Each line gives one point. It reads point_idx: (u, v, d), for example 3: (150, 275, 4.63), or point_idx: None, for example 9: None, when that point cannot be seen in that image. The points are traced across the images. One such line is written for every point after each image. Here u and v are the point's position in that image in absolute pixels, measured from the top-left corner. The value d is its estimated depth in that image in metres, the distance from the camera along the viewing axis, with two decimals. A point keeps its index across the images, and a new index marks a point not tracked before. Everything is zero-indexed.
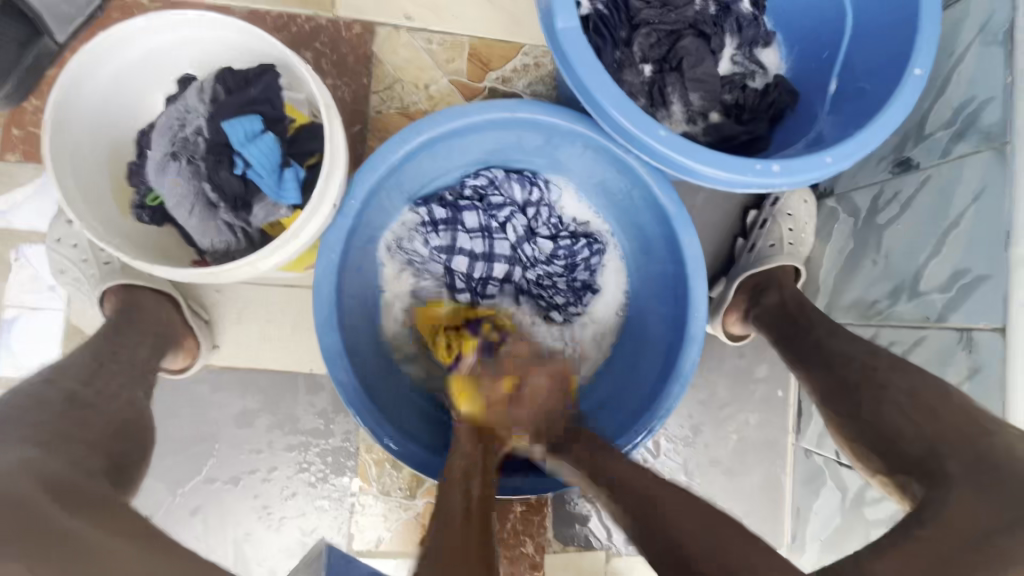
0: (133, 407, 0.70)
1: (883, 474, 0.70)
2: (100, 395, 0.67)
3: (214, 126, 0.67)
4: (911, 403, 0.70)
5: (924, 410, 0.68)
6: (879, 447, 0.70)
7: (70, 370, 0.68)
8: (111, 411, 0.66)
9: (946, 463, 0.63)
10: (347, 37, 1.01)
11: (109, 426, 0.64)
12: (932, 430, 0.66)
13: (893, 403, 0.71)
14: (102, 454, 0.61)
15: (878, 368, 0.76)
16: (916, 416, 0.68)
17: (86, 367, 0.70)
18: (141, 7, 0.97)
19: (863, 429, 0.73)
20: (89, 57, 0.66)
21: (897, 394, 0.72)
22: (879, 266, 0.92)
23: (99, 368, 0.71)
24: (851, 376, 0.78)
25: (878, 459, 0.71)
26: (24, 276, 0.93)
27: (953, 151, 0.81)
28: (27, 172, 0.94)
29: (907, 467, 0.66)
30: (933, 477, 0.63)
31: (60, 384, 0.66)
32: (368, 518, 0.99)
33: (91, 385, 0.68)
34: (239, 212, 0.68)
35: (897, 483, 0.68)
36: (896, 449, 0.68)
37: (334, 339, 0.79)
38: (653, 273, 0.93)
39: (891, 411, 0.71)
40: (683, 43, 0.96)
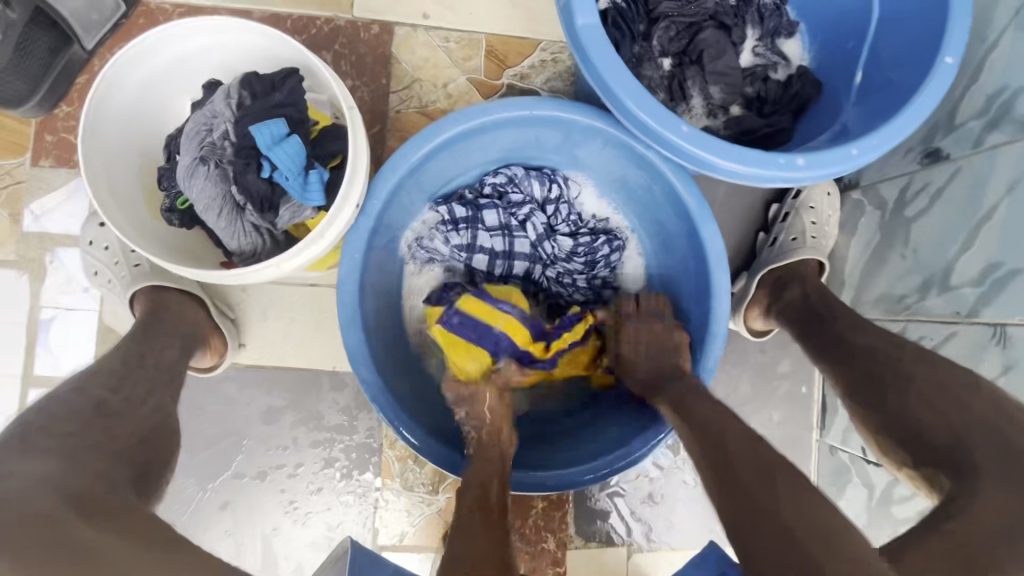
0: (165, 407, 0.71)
1: (909, 466, 0.68)
2: (128, 403, 0.66)
3: (242, 130, 0.68)
4: (936, 393, 0.68)
5: (953, 400, 0.67)
6: (906, 437, 0.68)
7: (100, 371, 0.69)
8: (138, 418, 0.65)
9: (975, 453, 0.62)
10: (366, 38, 1.02)
11: (133, 435, 0.62)
12: (960, 423, 0.64)
13: (918, 393, 0.70)
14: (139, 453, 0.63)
15: (904, 360, 0.74)
16: (941, 407, 0.67)
17: (113, 375, 0.68)
18: (165, 13, 1.00)
19: (886, 421, 0.71)
20: (118, 66, 0.68)
21: (921, 386, 0.70)
22: (907, 260, 0.90)
23: (129, 371, 0.71)
24: (876, 367, 0.76)
25: (904, 450, 0.68)
26: (59, 278, 0.96)
27: (985, 141, 0.78)
28: (60, 178, 0.97)
29: (935, 460, 0.65)
30: (961, 470, 0.62)
31: (89, 390, 0.65)
32: (392, 513, 1.00)
33: (119, 393, 0.66)
34: (266, 215, 0.69)
35: (924, 476, 0.66)
36: (922, 440, 0.67)
37: (359, 336, 0.80)
38: (676, 269, 0.92)
39: (914, 404, 0.69)
40: (703, 36, 0.95)
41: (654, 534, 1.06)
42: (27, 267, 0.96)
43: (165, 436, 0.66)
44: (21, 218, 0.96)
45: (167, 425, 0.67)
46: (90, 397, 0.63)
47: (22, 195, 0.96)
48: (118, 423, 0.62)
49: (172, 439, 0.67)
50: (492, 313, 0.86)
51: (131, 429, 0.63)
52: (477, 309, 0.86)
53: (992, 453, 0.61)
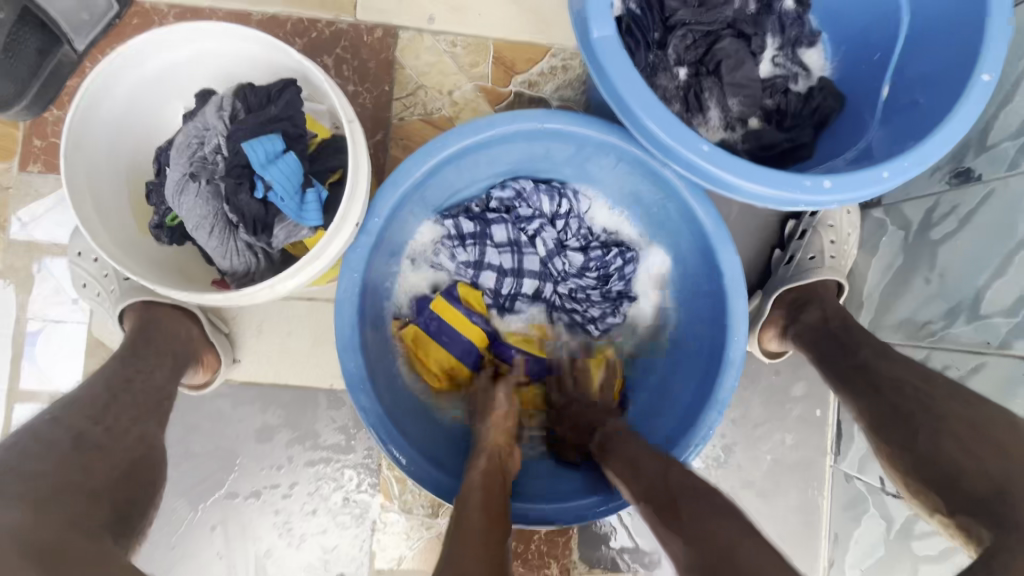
0: None
1: (942, 513, 0.64)
2: (109, 434, 0.60)
3: (233, 146, 0.63)
4: (969, 432, 0.65)
5: (991, 445, 0.62)
6: (938, 483, 0.64)
7: (82, 400, 0.64)
8: (118, 452, 0.59)
9: (1017, 509, 0.57)
10: (369, 41, 0.98)
11: (115, 471, 0.57)
12: (998, 469, 0.61)
13: (951, 433, 0.66)
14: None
15: (934, 396, 0.71)
16: (978, 451, 0.63)
17: (95, 402, 0.63)
18: (160, 13, 0.96)
19: (914, 461, 0.68)
20: (105, 75, 0.64)
21: (955, 426, 0.66)
22: (931, 284, 0.86)
23: (112, 402, 0.65)
24: (904, 403, 0.72)
25: (937, 496, 0.64)
26: (47, 288, 0.92)
27: (1021, 163, 0.74)
28: (49, 184, 0.93)
29: (970, 508, 0.60)
30: (998, 520, 0.58)
31: (67, 422, 0.59)
32: (390, 536, 0.97)
33: (101, 423, 0.61)
34: (259, 236, 0.65)
35: (960, 525, 0.61)
36: (957, 487, 0.62)
37: (357, 362, 0.75)
38: (689, 290, 0.88)
39: (947, 444, 0.65)
40: (721, 45, 0.91)
41: (661, 561, 1.02)
42: (13, 276, 0.92)
43: (150, 469, 0.61)
44: (8, 226, 0.92)
45: (152, 457, 0.62)
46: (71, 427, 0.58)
47: (9, 202, 0.92)
48: (99, 459, 0.57)
49: (157, 473, 0.62)
50: (462, 320, 0.87)
51: (113, 461, 0.58)
52: (445, 311, 0.86)
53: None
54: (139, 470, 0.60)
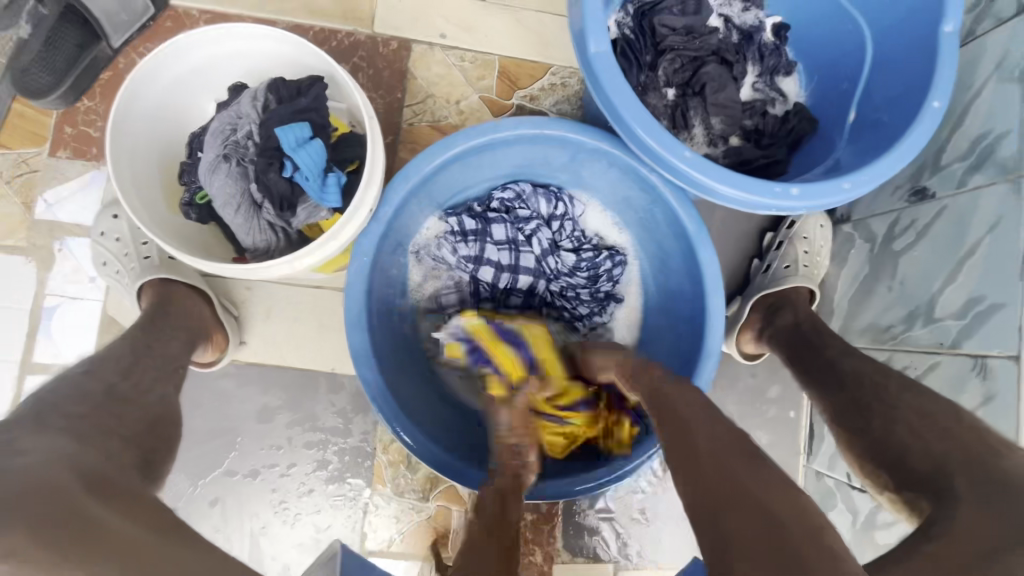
0: (166, 400, 0.71)
1: (891, 491, 0.70)
2: (136, 389, 0.69)
3: (265, 131, 0.70)
4: (920, 419, 0.71)
5: (937, 429, 0.69)
6: (890, 462, 0.71)
7: (110, 361, 0.70)
8: (146, 405, 0.68)
9: (953, 482, 0.63)
10: (384, 52, 1.06)
11: (142, 422, 0.66)
12: (942, 449, 0.67)
13: (904, 419, 0.73)
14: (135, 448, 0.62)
15: (890, 388, 0.77)
16: (928, 436, 0.69)
17: (123, 359, 0.71)
18: (192, 18, 1.04)
19: (871, 447, 0.74)
20: (151, 63, 0.71)
21: (908, 413, 0.73)
22: (893, 292, 0.94)
23: (136, 362, 0.72)
24: (863, 394, 0.79)
25: (887, 475, 0.71)
26: (67, 266, 0.97)
27: (968, 182, 0.83)
28: (76, 169, 0.99)
29: (917, 485, 0.67)
30: (940, 496, 0.64)
31: (99, 375, 0.67)
32: (381, 518, 1.00)
33: (128, 378, 0.69)
34: (283, 213, 0.71)
35: (907, 501, 0.68)
36: (904, 467, 0.69)
37: (363, 337, 0.81)
38: (670, 289, 0.95)
39: (903, 430, 0.72)
40: (706, 69, 1.00)
41: (641, 552, 1.06)
42: (35, 254, 0.97)
43: (170, 427, 0.69)
44: (34, 206, 0.97)
45: (171, 415, 0.70)
46: (104, 380, 0.67)
47: (37, 184, 0.98)
48: (128, 410, 0.65)
49: (175, 431, 0.70)
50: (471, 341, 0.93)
51: (138, 416, 0.66)
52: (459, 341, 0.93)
53: (971, 473, 0.63)
54: (159, 427, 0.68)
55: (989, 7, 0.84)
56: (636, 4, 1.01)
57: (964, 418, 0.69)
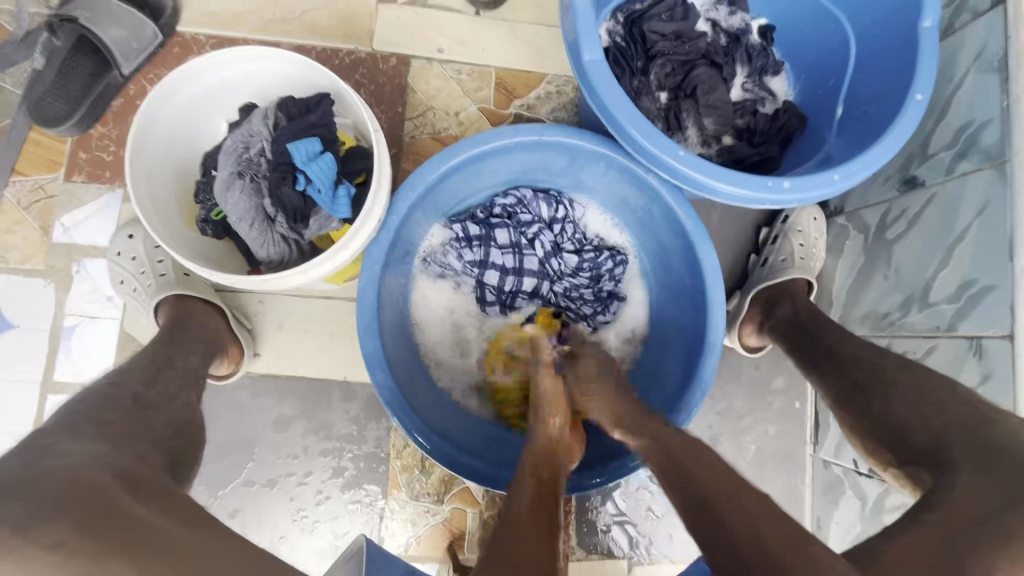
0: (189, 408, 0.72)
1: (893, 465, 0.72)
2: (162, 397, 0.70)
3: (278, 148, 0.73)
4: (917, 397, 0.73)
5: (932, 403, 0.71)
6: (891, 441, 0.72)
7: (133, 374, 0.71)
8: (171, 411, 0.70)
9: (952, 452, 0.65)
10: (385, 69, 1.10)
11: (168, 427, 0.67)
12: (941, 424, 0.68)
13: (900, 396, 0.74)
14: (165, 449, 0.64)
15: (887, 369, 0.79)
16: (924, 411, 0.70)
17: (146, 371, 0.73)
18: (199, 43, 1.07)
19: (872, 424, 0.75)
20: (166, 88, 0.74)
21: (904, 391, 0.74)
22: (889, 279, 0.96)
23: (159, 373, 0.74)
24: (862, 376, 0.81)
25: (888, 452, 0.72)
26: (85, 287, 1.00)
27: (956, 169, 0.86)
28: (91, 193, 1.02)
29: (916, 458, 0.68)
30: (939, 464, 0.65)
31: (125, 385, 0.69)
32: (397, 523, 1.02)
33: (153, 388, 0.71)
34: (296, 225, 0.74)
35: (907, 474, 0.69)
36: (905, 444, 0.70)
37: (376, 342, 0.83)
38: (670, 285, 0.98)
39: (898, 407, 0.73)
40: (697, 72, 1.03)
41: (655, 547, 1.08)
42: (54, 276, 1.00)
43: (196, 430, 0.71)
44: (51, 230, 1.01)
45: (196, 420, 0.72)
46: (130, 388, 0.68)
47: (54, 209, 1.01)
48: (155, 415, 0.67)
49: (200, 435, 0.72)
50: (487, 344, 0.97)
51: (166, 419, 0.68)
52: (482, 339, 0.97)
53: (969, 443, 0.64)
54: (187, 430, 0.70)
55: (966, 1, 0.88)
56: (626, 13, 1.05)
57: (959, 393, 0.71)
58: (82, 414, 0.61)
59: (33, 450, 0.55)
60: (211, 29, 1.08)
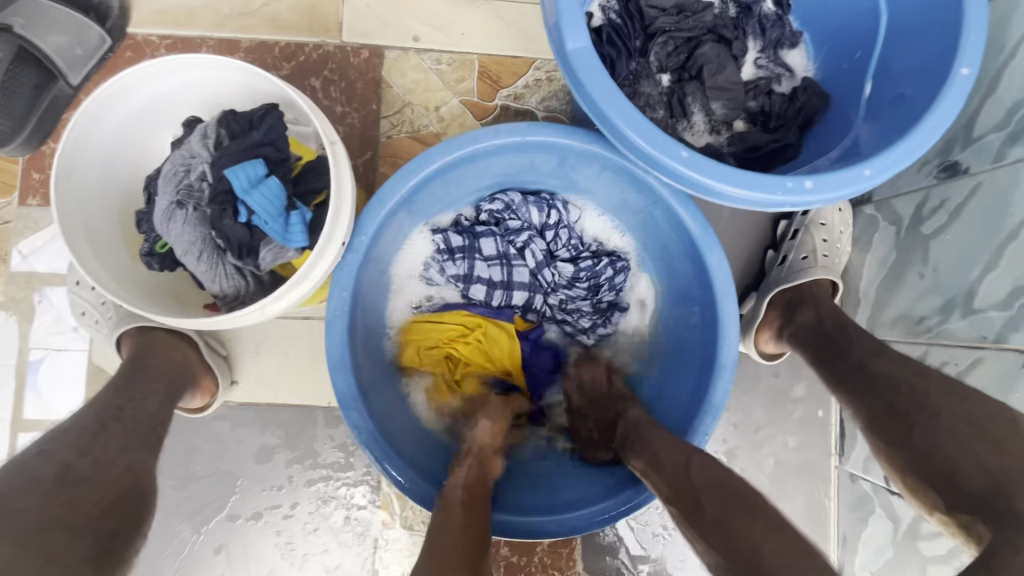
0: (131, 474, 0.65)
1: (941, 511, 0.61)
2: (95, 466, 0.62)
3: (218, 172, 0.64)
4: (966, 428, 0.63)
5: (989, 442, 0.60)
6: (934, 481, 0.62)
7: (69, 437, 0.64)
8: (108, 482, 0.62)
9: (1017, 503, 0.55)
10: (356, 62, 1.00)
11: (100, 504, 0.59)
12: (998, 464, 0.58)
13: (947, 428, 0.64)
14: (88, 538, 0.56)
15: (929, 393, 0.68)
16: (979, 450, 0.60)
17: (82, 434, 0.65)
18: (152, 45, 0.98)
19: (913, 459, 0.65)
20: (93, 110, 0.66)
21: (953, 421, 0.64)
22: (925, 279, 0.85)
23: (100, 432, 0.67)
24: (899, 401, 0.70)
25: (935, 494, 0.62)
26: (48, 318, 0.94)
27: (1007, 155, 0.74)
28: (48, 217, 0.95)
29: (969, 505, 0.58)
30: (1000, 517, 0.55)
31: (53, 456, 0.61)
32: (391, 553, 0.97)
33: (88, 455, 0.63)
34: (246, 259, 0.66)
35: (960, 523, 0.59)
36: (954, 485, 0.60)
37: (348, 379, 0.76)
38: (676, 293, 0.89)
39: (945, 441, 0.63)
40: (702, 50, 0.91)
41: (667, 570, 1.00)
42: (16, 307, 0.94)
43: (144, 497, 0.64)
44: (9, 258, 0.94)
45: (141, 486, 0.65)
46: (57, 461, 0.60)
47: (10, 236, 0.94)
48: (86, 490, 0.59)
49: (150, 502, 0.65)
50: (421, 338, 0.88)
51: (96, 496, 0.59)
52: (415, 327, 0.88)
53: None
54: (125, 501, 0.62)
55: None
56: None
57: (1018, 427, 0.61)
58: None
59: None
60: (163, 28, 0.98)
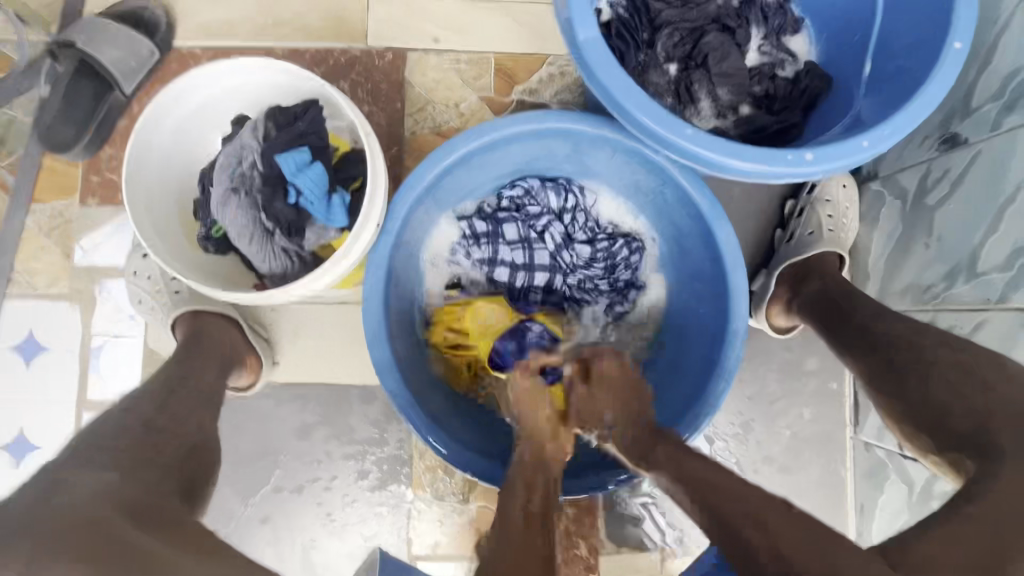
0: (201, 431, 0.73)
1: (934, 453, 0.65)
2: (167, 426, 0.70)
3: (268, 160, 0.72)
4: (958, 375, 0.66)
5: (977, 383, 0.64)
6: (929, 425, 0.66)
7: (146, 397, 0.73)
8: (183, 436, 0.70)
9: (999, 437, 0.59)
10: (381, 65, 1.07)
11: (179, 452, 0.67)
12: (982, 404, 0.62)
13: (940, 375, 0.68)
14: (177, 472, 0.64)
15: (925, 345, 0.72)
16: (964, 390, 0.64)
17: (159, 394, 0.74)
18: (195, 57, 1.06)
19: (907, 407, 0.69)
20: (155, 110, 0.74)
21: (944, 369, 0.68)
22: (931, 248, 0.88)
23: (170, 395, 0.75)
24: (896, 353, 0.74)
25: (927, 437, 0.66)
26: (108, 307, 1.03)
27: (1003, 124, 0.78)
28: (106, 215, 1.04)
29: (957, 443, 0.62)
30: (984, 450, 0.59)
31: (138, 410, 0.70)
32: (425, 523, 1.02)
33: (165, 412, 0.71)
34: (293, 238, 0.74)
35: (949, 460, 0.63)
36: (946, 426, 0.64)
37: (385, 351, 0.82)
38: (688, 268, 0.93)
39: (937, 387, 0.67)
40: (707, 39, 0.97)
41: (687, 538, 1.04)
42: (79, 298, 1.03)
43: (209, 452, 0.72)
44: (72, 254, 1.03)
45: (211, 440, 0.74)
46: (140, 413, 0.69)
47: (72, 234, 1.03)
48: (166, 440, 0.67)
49: (212, 457, 0.72)
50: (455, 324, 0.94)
51: (177, 443, 0.68)
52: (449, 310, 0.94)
53: (1016, 428, 0.58)
54: (200, 452, 0.71)
55: None
56: None
57: (1006, 370, 0.64)
58: (92, 445, 0.62)
59: (46, 483, 0.55)
60: (205, 40, 1.07)
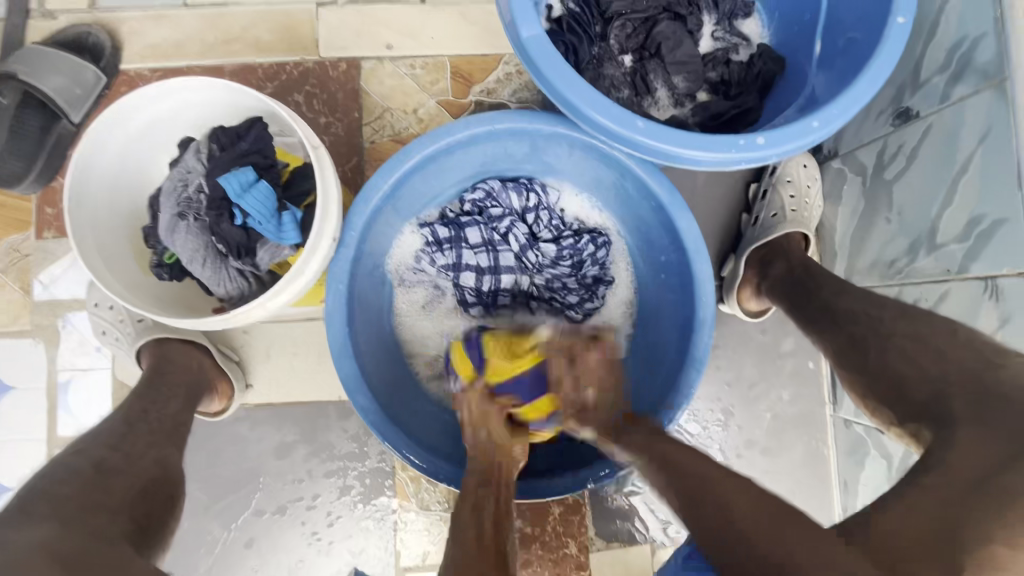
0: (159, 465, 0.72)
1: (896, 424, 0.67)
2: (118, 467, 0.68)
3: (212, 182, 0.71)
4: (912, 344, 0.68)
5: (930, 351, 0.66)
6: (888, 396, 0.67)
7: (101, 438, 0.71)
8: (138, 473, 0.69)
9: (952, 403, 0.60)
10: (334, 75, 1.05)
11: (131, 491, 0.66)
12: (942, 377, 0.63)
13: (896, 346, 0.69)
14: (126, 517, 0.63)
15: (884, 318, 0.73)
16: (918, 359, 0.66)
17: (116, 431, 0.73)
18: (144, 79, 1.04)
19: (870, 380, 0.70)
20: (96, 138, 0.73)
21: (902, 340, 0.69)
22: (892, 223, 0.89)
23: (128, 433, 0.74)
24: (857, 328, 0.75)
25: (888, 408, 0.67)
26: (72, 341, 1.01)
27: (952, 95, 0.78)
28: (63, 247, 1.02)
29: (916, 414, 0.63)
30: (938, 420, 0.61)
31: (89, 452, 0.68)
32: (411, 534, 1.01)
33: (119, 450, 0.70)
34: (245, 259, 0.73)
35: (910, 431, 0.64)
36: (903, 396, 0.65)
37: (352, 365, 0.81)
38: (653, 258, 0.93)
39: (894, 358, 0.68)
40: (659, 29, 0.96)
41: (675, 528, 1.04)
42: (42, 334, 1.01)
43: (165, 491, 0.71)
44: (32, 288, 1.01)
45: (169, 475, 0.72)
46: (90, 456, 0.68)
47: (30, 268, 1.01)
48: (115, 482, 0.66)
49: (169, 496, 0.71)
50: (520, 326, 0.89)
51: (130, 482, 0.67)
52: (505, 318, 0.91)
53: (967, 395, 0.59)
54: (156, 488, 0.70)
55: None
56: None
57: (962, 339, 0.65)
58: (40, 495, 0.60)
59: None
60: (153, 62, 1.05)
